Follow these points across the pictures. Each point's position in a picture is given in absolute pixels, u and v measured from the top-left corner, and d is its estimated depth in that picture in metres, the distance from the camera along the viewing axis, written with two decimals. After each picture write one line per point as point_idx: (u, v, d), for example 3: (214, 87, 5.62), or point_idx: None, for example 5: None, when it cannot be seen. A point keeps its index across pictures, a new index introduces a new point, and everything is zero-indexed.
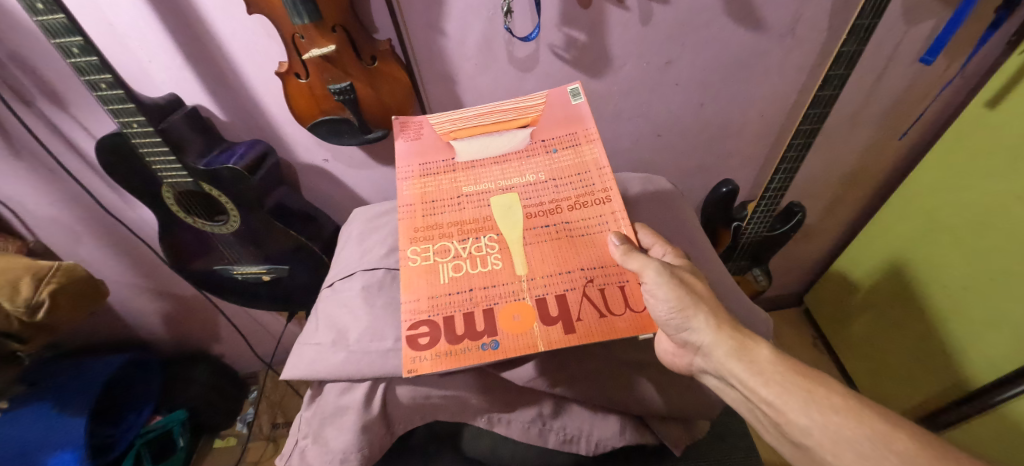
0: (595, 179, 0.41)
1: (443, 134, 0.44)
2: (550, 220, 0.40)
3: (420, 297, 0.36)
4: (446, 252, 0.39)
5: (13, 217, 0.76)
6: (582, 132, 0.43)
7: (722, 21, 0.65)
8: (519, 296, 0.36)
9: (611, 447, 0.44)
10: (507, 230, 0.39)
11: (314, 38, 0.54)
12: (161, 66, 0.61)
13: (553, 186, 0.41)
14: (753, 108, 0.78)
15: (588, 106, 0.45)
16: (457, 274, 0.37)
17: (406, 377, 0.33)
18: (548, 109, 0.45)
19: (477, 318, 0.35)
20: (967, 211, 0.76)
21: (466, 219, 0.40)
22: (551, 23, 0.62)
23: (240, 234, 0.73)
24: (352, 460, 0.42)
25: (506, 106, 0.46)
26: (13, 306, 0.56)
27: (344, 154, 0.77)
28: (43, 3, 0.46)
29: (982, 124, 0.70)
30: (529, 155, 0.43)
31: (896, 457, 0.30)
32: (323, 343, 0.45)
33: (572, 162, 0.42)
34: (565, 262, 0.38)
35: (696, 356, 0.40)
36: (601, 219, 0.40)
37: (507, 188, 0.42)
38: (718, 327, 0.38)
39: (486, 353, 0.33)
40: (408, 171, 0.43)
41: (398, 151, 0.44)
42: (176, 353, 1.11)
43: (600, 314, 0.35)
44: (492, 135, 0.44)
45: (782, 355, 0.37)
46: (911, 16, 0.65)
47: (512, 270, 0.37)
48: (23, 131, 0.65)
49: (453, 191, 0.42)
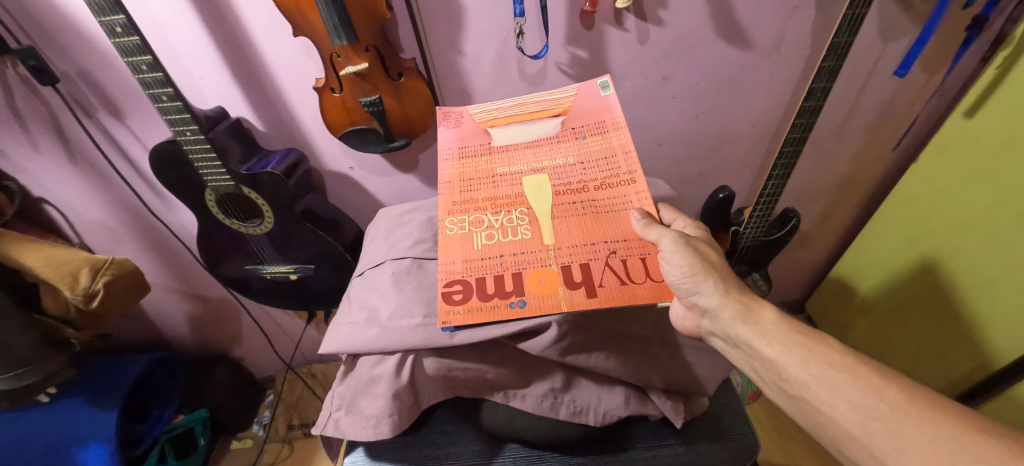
0: (620, 163, 0.48)
1: (482, 123, 0.53)
2: (577, 197, 0.46)
3: (456, 260, 0.42)
4: (482, 223, 0.45)
5: (62, 220, 0.82)
6: (610, 121, 0.50)
7: (713, 40, 0.72)
8: (547, 262, 0.42)
9: (617, 417, 0.49)
10: (537, 205, 0.46)
11: (350, 57, 0.61)
12: (212, 82, 0.69)
13: (582, 168, 0.48)
14: (744, 118, 0.84)
15: (615, 97, 0.52)
16: (489, 242, 0.44)
17: (442, 326, 0.39)
18: (579, 101, 0.53)
19: (507, 280, 0.41)
20: (952, 215, 0.80)
21: (500, 195, 0.47)
22: (558, 43, 0.70)
23: (273, 235, 0.79)
24: (384, 424, 0.47)
25: (540, 99, 0.54)
26: (73, 294, 0.63)
27: (368, 162, 0.83)
28: (121, 27, 0.53)
29: (961, 131, 0.76)
30: (560, 141, 0.51)
31: (886, 405, 0.34)
32: (357, 321, 0.51)
33: (600, 147, 0.49)
34: (590, 235, 0.43)
35: (704, 319, 0.45)
36: (625, 198, 0.46)
37: (539, 169, 0.49)
38: (727, 292, 0.43)
39: (514, 309, 0.39)
40: (449, 153, 0.51)
41: (442, 136, 0.53)
42: (197, 356, 1.15)
43: (621, 281, 0.40)
44: (525, 124, 0.52)
45: (786, 318, 0.42)
46: (885, 34, 0.72)
47: (541, 240, 0.43)
48: (82, 139, 0.72)
49: (489, 171, 0.49)
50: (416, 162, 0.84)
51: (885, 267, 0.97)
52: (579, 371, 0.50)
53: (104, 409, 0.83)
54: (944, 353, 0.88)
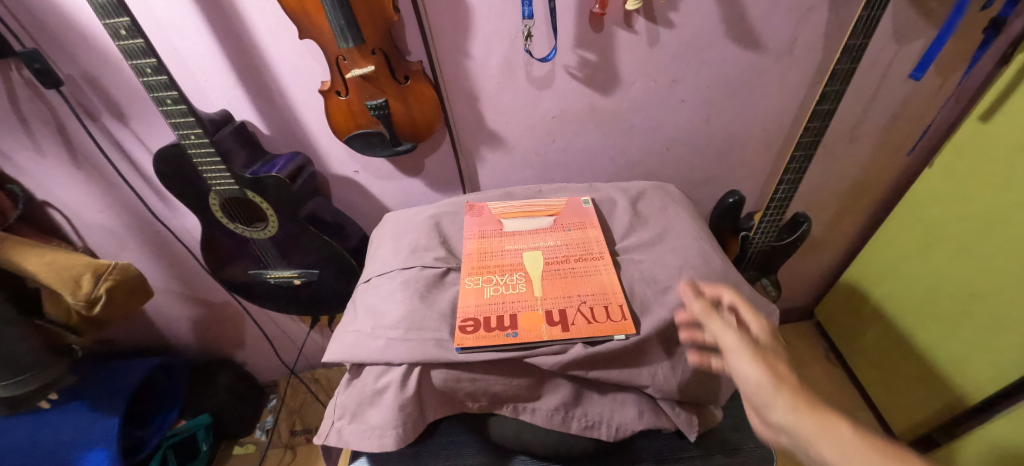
0: (595, 246, 0.57)
1: (497, 213, 0.65)
2: (561, 265, 0.54)
3: (470, 303, 0.50)
4: (490, 281, 0.53)
5: (66, 224, 0.82)
6: (589, 221, 0.61)
7: (724, 43, 0.71)
8: (534, 307, 0.49)
9: (630, 432, 0.46)
10: (532, 265, 0.55)
11: (356, 60, 0.60)
12: (217, 85, 0.68)
13: (567, 244, 0.58)
14: (756, 122, 0.83)
15: (595, 208, 0.65)
16: (496, 293, 0.51)
17: (454, 351, 0.45)
18: (567, 208, 0.65)
19: (505, 319, 0.48)
20: (967, 221, 0.79)
21: (505, 263, 0.56)
22: (567, 45, 0.69)
23: (277, 239, 0.78)
24: (389, 436, 0.44)
25: (540, 201, 0.67)
26: (75, 299, 0.62)
27: (373, 166, 0.82)
28: (126, 30, 0.52)
29: (976, 135, 0.74)
30: (552, 229, 0.61)
31: None
32: (362, 329, 0.50)
33: (581, 236, 0.59)
34: (568, 290, 0.51)
35: (782, 438, 0.35)
36: (598, 267, 0.53)
37: (536, 245, 0.58)
38: (796, 407, 0.34)
39: (510, 339, 0.46)
40: (471, 233, 0.61)
41: (467, 222, 0.63)
42: (200, 360, 1.14)
43: (589, 320, 0.47)
44: (527, 219, 0.63)
45: (871, 435, 0.30)
46: (900, 36, 0.71)
47: (532, 292, 0.51)
48: (86, 143, 0.72)
49: (498, 247, 0.58)
50: (422, 166, 0.83)
51: (899, 273, 0.95)
52: (590, 385, 0.48)
53: (106, 415, 0.82)
54: (960, 364, 0.84)
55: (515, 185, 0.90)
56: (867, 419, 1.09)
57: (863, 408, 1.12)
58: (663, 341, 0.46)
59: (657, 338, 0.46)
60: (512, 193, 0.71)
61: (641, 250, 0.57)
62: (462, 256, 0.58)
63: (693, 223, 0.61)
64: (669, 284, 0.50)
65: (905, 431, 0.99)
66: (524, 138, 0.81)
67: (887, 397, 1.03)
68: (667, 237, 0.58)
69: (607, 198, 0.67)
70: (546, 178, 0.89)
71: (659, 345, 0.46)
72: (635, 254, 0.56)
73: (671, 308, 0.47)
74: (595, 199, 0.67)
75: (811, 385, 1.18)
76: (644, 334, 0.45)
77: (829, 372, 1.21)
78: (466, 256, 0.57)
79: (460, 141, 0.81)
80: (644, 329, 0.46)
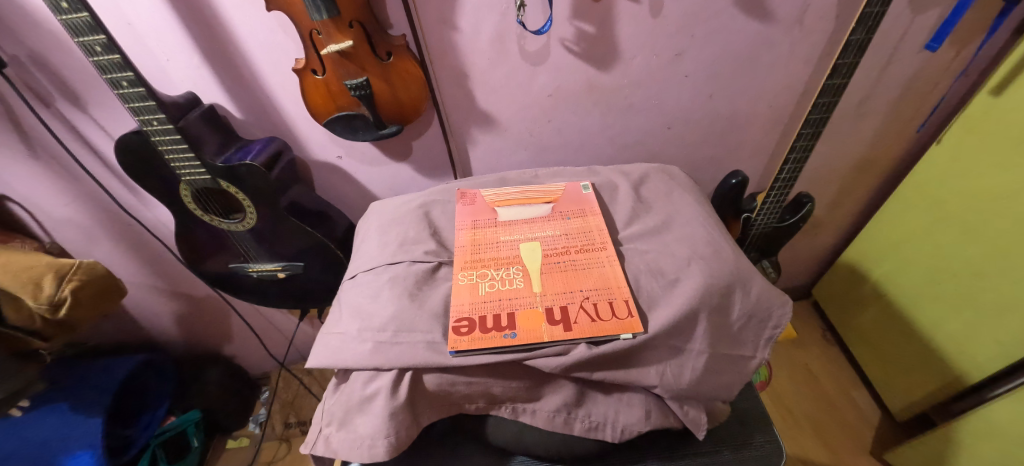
0: (596, 236, 0.53)
1: (491, 201, 0.61)
2: (561, 258, 0.51)
3: (464, 301, 0.46)
4: (486, 276, 0.49)
5: (29, 218, 0.76)
6: (589, 209, 0.58)
7: (732, 13, 0.65)
8: (533, 304, 0.45)
9: (636, 433, 0.43)
10: (529, 259, 0.51)
11: (331, 34, 0.54)
12: (181, 65, 0.62)
13: (566, 236, 0.54)
14: (762, 98, 0.78)
15: (594, 195, 0.61)
16: (491, 289, 0.48)
17: (449, 354, 0.42)
18: (565, 195, 0.61)
19: (503, 317, 0.44)
20: (976, 200, 0.76)
21: (501, 256, 0.52)
22: (563, 17, 0.63)
23: (256, 232, 0.73)
24: (380, 446, 0.41)
25: (536, 187, 0.63)
26: (37, 303, 0.58)
27: (358, 151, 0.77)
28: (67, 2, 0.46)
29: (988, 110, 0.70)
30: (550, 219, 0.57)
31: None
32: (348, 332, 0.47)
33: (581, 225, 0.55)
34: (569, 285, 0.47)
35: None
36: (600, 261, 0.50)
37: (534, 236, 0.54)
38: None
39: (507, 340, 0.43)
40: (464, 224, 0.57)
41: (459, 212, 0.59)
42: (187, 354, 1.10)
43: (592, 318, 0.44)
44: (523, 207, 0.59)
45: None
46: (920, 6, 0.66)
47: (530, 288, 0.47)
48: (41, 131, 0.66)
49: (493, 239, 0.54)
50: (409, 151, 0.78)
51: (901, 254, 0.93)
52: (594, 385, 0.45)
53: (89, 415, 0.79)
54: (960, 344, 0.84)
55: (510, 168, 0.85)
56: (863, 398, 1.10)
57: (859, 387, 1.12)
58: (672, 338, 0.43)
59: (665, 335, 0.43)
60: (507, 178, 0.67)
61: (646, 238, 0.53)
62: (454, 249, 0.54)
63: (699, 208, 0.58)
64: (677, 277, 0.47)
65: (900, 409, 1.00)
66: (518, 119, 0.77)
67: (884, 377, 1.04)
68: (673, 224, 0.55)
69: (608, 182, 0.63)
70: (541, 161, 0.85)
71: (667, 342, 0.43)
72: (639, 244, 0.53)
73: (679, 304, 0.44)
74: (595, 183, 0.63)
75: (808, 366, 1.18)
76: (652, 333, 0.43)
77: (826, 350, 1.21)
78: (458, 249, 0.53)
79: (449, 122, 0.76)
80: (652, 326, 0.43)
